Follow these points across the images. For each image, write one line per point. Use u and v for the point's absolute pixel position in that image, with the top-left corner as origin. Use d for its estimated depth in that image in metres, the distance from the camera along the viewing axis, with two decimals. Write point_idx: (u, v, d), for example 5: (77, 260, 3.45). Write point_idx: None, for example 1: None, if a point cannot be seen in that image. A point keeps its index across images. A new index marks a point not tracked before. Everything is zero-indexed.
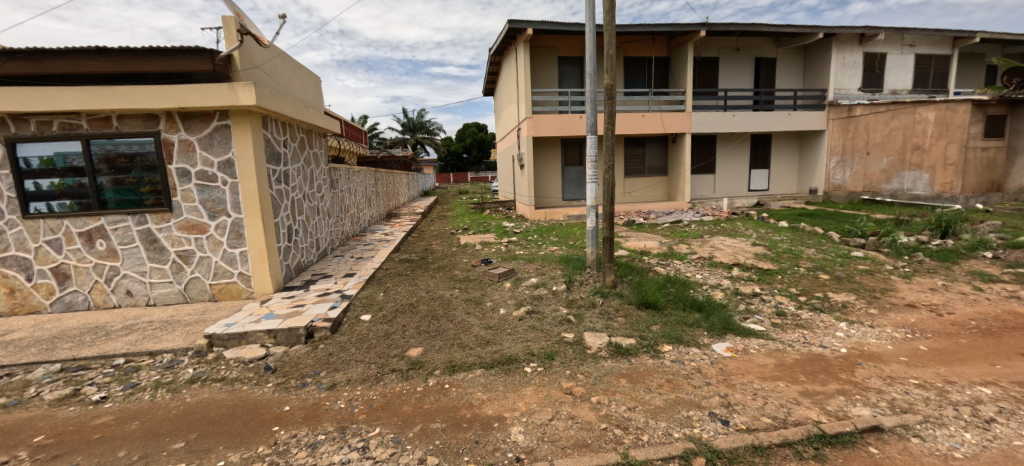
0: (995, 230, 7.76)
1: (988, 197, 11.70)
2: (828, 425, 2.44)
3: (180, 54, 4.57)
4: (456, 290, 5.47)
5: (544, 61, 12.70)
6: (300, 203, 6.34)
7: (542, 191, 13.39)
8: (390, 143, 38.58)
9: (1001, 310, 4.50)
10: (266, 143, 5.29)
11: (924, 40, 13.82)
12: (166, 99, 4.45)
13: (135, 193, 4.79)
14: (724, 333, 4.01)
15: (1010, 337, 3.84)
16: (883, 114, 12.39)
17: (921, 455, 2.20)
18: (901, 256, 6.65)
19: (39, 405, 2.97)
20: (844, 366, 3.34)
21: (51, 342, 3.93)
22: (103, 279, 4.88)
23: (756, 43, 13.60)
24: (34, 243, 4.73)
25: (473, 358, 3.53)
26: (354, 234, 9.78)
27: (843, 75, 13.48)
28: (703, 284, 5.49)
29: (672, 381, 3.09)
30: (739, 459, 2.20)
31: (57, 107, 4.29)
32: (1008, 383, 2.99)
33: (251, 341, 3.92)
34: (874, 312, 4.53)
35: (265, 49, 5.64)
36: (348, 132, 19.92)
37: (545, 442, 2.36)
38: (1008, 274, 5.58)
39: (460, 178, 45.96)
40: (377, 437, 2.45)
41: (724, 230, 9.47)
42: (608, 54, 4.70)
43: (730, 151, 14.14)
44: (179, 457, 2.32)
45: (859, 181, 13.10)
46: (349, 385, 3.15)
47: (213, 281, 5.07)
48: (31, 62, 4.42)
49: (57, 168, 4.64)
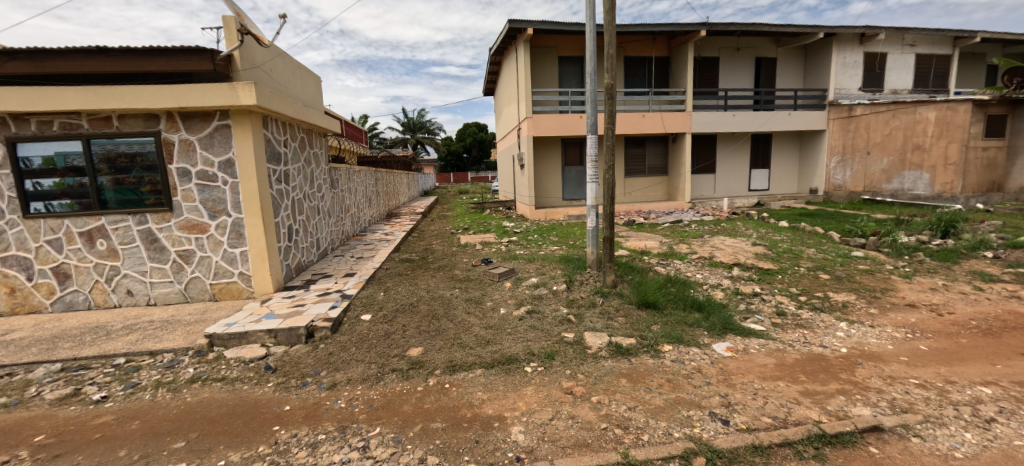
0: (996, 230, 7.75)
1: (989, 197, 11.68)
2: (829, 425, 2.44)
3: (180, 54, 4.58)
4: (456, 290, 5.47)
5: (544, 61, 12.70)
6: (300, 203, 6.35)
7: (542, 191, 13.39)
8: (390, 143, 38.57)
9: (1001, 310, 4.50)
10: (266, 143, 5.29)
11: (924, 40, 13.81)
12: (167, 99, 4.46)
13: (136, 193, 4.79)
14: (724, 333, 4.01)
15: (1010, 337, 3.83)
16: (884, 114, 12.38)
17: (921, 456, 2.20)
18: (902, 256, 6.65)
19: (39, 405, 2.97)
20: (845, 366, 3.34)
21: (51, 342, 3.93)
22: (104, 279, 4.88)
23: (756, 43, 13.60)
24: (35, 243, 4.73)
25: (473, 358, 3.53)
26: (355, 233, 9.79)
27: (844, 75, 13.48)
28: (704, 283, 5.49)
29: (672, 381, 3.09)
30: (739, 459, 2.20)
31: (57, 107, 4.29)
32: (1008, 383, 2.98)
33: (252, 341, 3.92)
34: (874, 312, 4.53)
35: (266, 49, 5.64)
36: (349, 132, 19.92)
37: (545, 442, 2.36)
38: (1008, 274, 5.57)
39: (460, 178, 45.92)
40: (378, 436, 2.46)
41: (724, 229, 9.47)
42: (608, 55, 4.67)
43: (730, 151, 14.14)
44: (179, 457, 2.32)
45: (859, 181, 13.09)
46: (349, 385, 3.15)
47: (213, 281, 5.07)
48: (31, 62, 4.42)
49: (57, 168, 4.65)
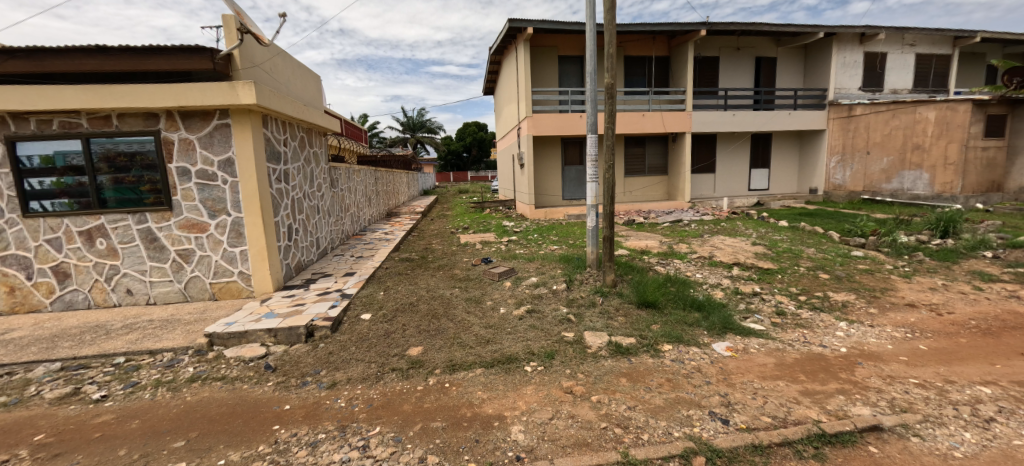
0: (995, 230, 7.75)
1: (989, 197, 11.67)
2: (828, 424, 2.45)
3: (180, 52, 4.58)
4: (456, 290, 5.46)
5: (544, 60, 12.70)
6: (300, 202, 6.35)
7: (542, 191, 13.39)
8: (390, 142, 38.54)
9: (1001, 310, 4.50)
10: (266, 142, 5.29)
11: (924, 40, 13.81)
12: (166, 98, 4.45)
13: (135, 192, 4.79)
14: (724, 333, 4.01)
15: (1009, 337, 3.83)
16: (884, 114, 12.38)
17: (920, 455, 2.20)
18: (902, 256, 6.65)
19: (38, 405, 2.96)
20: (844, 365, 3.34)
21: (51, 341, 3.93)
22: (104, 278, 4.88)
23: (756, 42, 13.60)
24: (34, 242, 4.73)
25: (473, 358, 3.53)
26: (355, 233, 9.79)
27: (844, 74, 13.47)
28: (703, 283, 5.49)
29: (673, 380, 3.09)
30: (739, 458, 2.20)
31: (56, 106, 4.28)
32: (1008, 383, 2.99)
33: (252, 340, 3.92)
34: (874, 312, 4.52)
35: (266, 48, 5.63)
36: (348, 132, 19.91)
37: (545, 442, 2.36)
38: (1008, 274, 5.58)
39: (460, 178, 46.07)
40: (378, 435, 2.46)
41: (724, 229, 9.45)
42: (608, 53, 4.63)
43: (730, 151, 14.14)
44: (179, 457, 2.31)
45: (859, 180, 13.10)
46: (349, 384, 3.15)
47: (213, 280, 5.07)
48: (31, 61, 4.42)
49: (57, 166, 4.64)
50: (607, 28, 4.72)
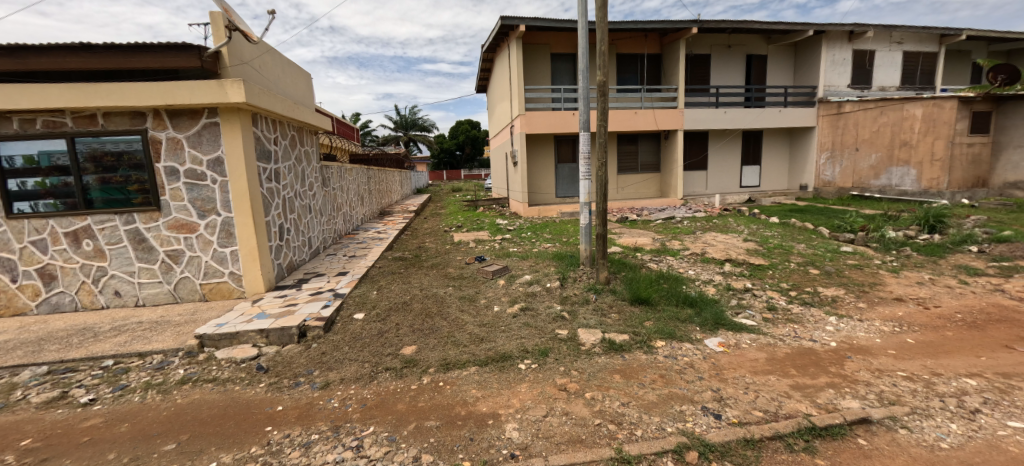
0: (981, 225, 7.90)
1: (974, 192, 11.76)
2: (819, 418, 2.49)
3: (167, 50, 4.51)
4: (451, 288, 5.48)
5: (538, 58, 12.67)
6: (292, 201, 6.32)
7: (535, 188, 13.41)
8: (383, 140, 38.14)
9: (986, 303, 4.61)
10: (256, 140, 5.21)
11: (912, 37, 14.02)
12: (153, 96, 4.38)
13: (123, 192, 4.71)
14: (716, 328, 4.05)
15: (994, 330, 3.92)
16: (872, 111, 12.49)
17: (908, 447, 2.23)
18: (889, 251, 6.78)
19: (25, 409, 2.90)
20: (834, 359, 3.39)
21: (37, 344, 3.87)
22: (91, 279, 4.80)
23: (748, 40, 13.77)
24: (19, 244, 4.64)
25: (467, 355, 3.53)
26: (348, 233, 9.75)
27: (833, 72, 13.67)
28: (696, 279, 5.53)
29: (665, 376, 3.12)
30: (731, 452, 2.22)
31: (38, 104, 4.19)
32: (993, 375, 3.05)
33: (243, 341, 3.89)
34: (864, 306, 4.62)
35: (254, 46, 5.55)
36: (338, 131, 19.59)
37: (540, 439, 2.37)
38: (993, 268, 5.69)
39: (455, 175, 45.81)
40: (372, 435, 2.45)
41: (716, 226, 9.52)
42: (601, 50, 4.59)
43: (722, 147, 14.28)
44: (170, 459, 2.29)
45: (847, 177, 13.29)
46: (342, 384, 3.13)
47: (203, 281, 5.01)
48: (12, 59, 4.33)
49: (42, 166, 4.55)
50: (599, 25, 4.70)
